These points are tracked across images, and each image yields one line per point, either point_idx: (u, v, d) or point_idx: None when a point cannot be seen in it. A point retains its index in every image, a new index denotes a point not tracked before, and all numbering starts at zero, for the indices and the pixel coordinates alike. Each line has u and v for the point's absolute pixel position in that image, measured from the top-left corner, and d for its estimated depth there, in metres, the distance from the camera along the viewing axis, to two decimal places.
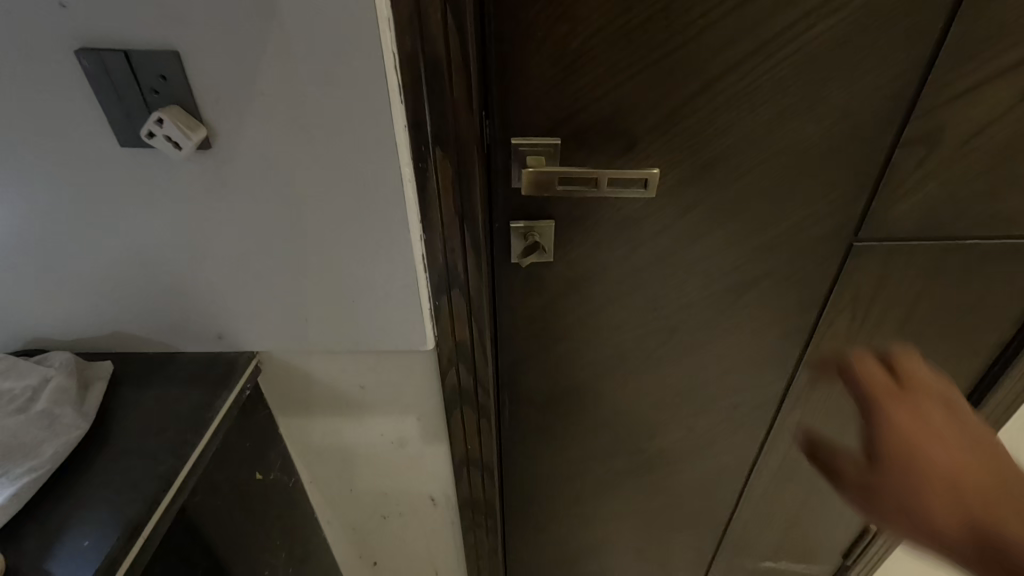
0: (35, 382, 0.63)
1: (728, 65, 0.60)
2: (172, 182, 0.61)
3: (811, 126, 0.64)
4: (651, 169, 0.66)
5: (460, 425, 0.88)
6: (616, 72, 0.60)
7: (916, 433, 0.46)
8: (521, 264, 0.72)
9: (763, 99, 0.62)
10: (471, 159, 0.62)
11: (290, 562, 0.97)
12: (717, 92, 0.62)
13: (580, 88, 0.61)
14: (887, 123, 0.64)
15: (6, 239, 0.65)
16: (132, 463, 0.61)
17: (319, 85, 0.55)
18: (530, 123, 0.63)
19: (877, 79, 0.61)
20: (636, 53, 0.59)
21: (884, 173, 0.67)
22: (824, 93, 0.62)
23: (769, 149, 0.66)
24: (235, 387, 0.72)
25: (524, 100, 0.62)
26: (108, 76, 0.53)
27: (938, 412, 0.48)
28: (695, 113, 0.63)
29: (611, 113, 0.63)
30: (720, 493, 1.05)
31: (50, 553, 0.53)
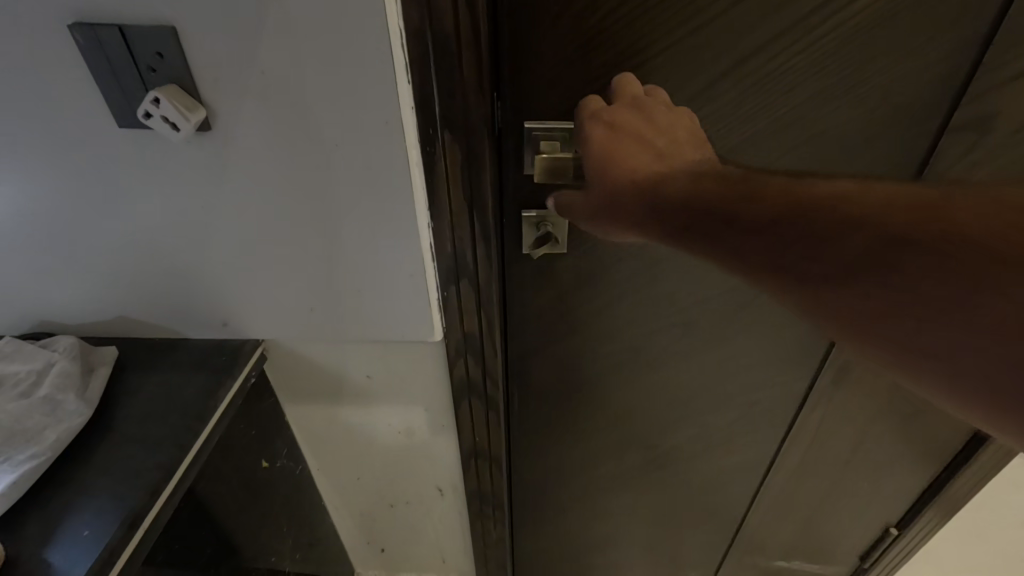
0: (39, 365, 0.63)
1: (759, 43, 0.56)
2: (172, 164, 0.59)
3: (846, 111, 0.60)
4: None
5: (468, 417, 0.87)
6: (635, 50, 0.56)
7: (613, 141, 0.52)
8: (533, 255, 0.69)
9: (794, 81, 0.58)
10: (480, 143, 0.59)
11: (296, 545, 0.97)
12: (745, 73, 0.58)
13: (598, 68, 0.58)
14: (932, 108, 0.60)
15: (9, 222, 0.64)
16: (135, 451, 0.61)
17: (321, 62, 0.52)
18: (544, 106, 0.60)
19: (923, 60, 0.57)
20: (659, 29, 0.55)
21: (927, 160, 0.63)
22: (863, 74, 0.58)
23: (800, 136, 0.62)
24: (240, 374, 0.71)
25: (539, 80, 0.58)
26: (102, 52, 0.51)
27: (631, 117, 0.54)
28: (721, 96, 0.59)
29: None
30: (734, 490, 1.02)
31: (50, 540, 0.52)
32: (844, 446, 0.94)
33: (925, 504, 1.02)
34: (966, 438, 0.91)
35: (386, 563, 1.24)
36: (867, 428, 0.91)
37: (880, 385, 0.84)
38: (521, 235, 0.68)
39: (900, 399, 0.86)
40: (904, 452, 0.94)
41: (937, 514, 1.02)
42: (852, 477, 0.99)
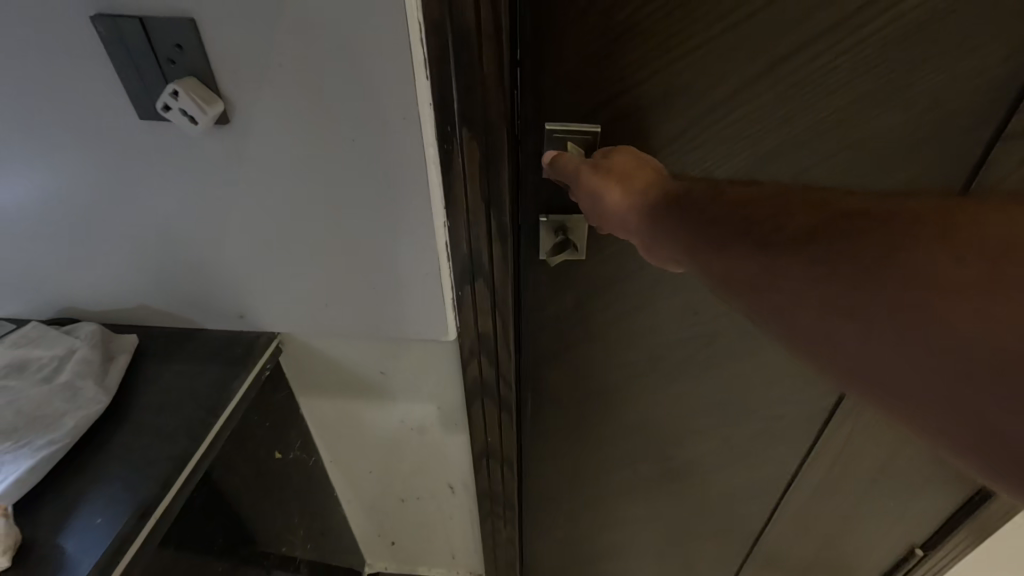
0: (62, 352, 0.64)
1: (798, 46, 0.53)
2: (190, 157, 0.59)
3: (890, 116, 0.57)
4: (705, 160, 0.61)
5: (480, 418, 0.86)
6: (668, 49, 0.54)
7: (633, 171, 0.53)
8: (550, 262, 0.67)
9: (837, 84, 0.55)
10: (499, 143, 0.57)
11: (308, 534, 0.98)
12: (781, 77, 0.55)
13: (625, 67, 0.55)
14: (983, 116, 0.57)
15: (35, 211, 0.65)
16: (149, 441, 0.61)
17: (338, 57, 0.51)
18: (567, 106, 0.58)
19: (975, 63, 0.53)
20: (690, 30, 0.53)
21: (977, 169, 0.61)
22: (909, 78, 0.55)
23: (839, 144, 0.59)
24: (254, 366, 0.72)
25: (563, 79, 0.56)
26: (123, 44, 0.51)
27: (631, 159, 0.55)
28: (755, 101, 0.56)
29: (656, 101, 0.57)
30: (753, 505, 0.99)
31: (63, 525, 0.53)
32: (872, 464, 0.90)
33: (956, 526, 0.97)
34: None
35: (397, 555, 1.25)
36: (897, 447, 0.87)
37: None
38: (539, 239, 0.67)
39: None
40: (936, 472, 0.90)
41: (966, 538, 0.98)
42: (878, 495, 0.95)
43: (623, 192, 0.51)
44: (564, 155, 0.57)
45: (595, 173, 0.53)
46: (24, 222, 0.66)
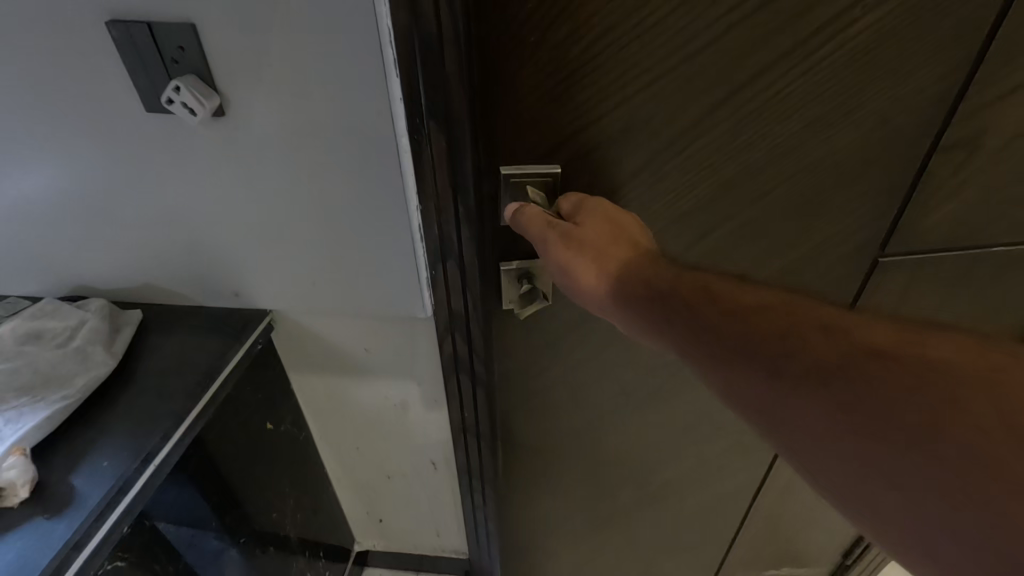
0: (74, 322, 0.71)
1: (756, 70, 0.55)
2: (191, 146, 0.66)
3: (844, 135, 0.60)
4: (671, 176, 0.62)
5: (457, 391, 0.89)
6: (624, 83, 0.56)
7: (608, 247, 0.51)
8: (517, 310, 0.73)
9: (791, 107, 0.58)
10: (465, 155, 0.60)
11: (298, 503, 1.05)
12: (739, 102, 0.57)
13: (584, 103, 0.57)
14: (921, 135, 0.61)
15: (52, 196, 0.72)
16: (150, 400, 0.68)
17: (320, 57, 0.58)
18: (523, 138, 0.60)
19: (920, 83, 0.57)
20: (648, 60, 0.54)
21: (918, 181, 0.64)
22: (860, 99, 0.58)
23: (799, 163, 0.62)
24: (247, 339, 0.79)
25: (522, 112, 0.58)
26: (134, 45, 0.58)
27: (603, 224, 0.53)
28: (716, 127, 0.59)
29: (617, 132, 0.59)
30: (722, 493, 1.04)
31: (76, 466, 0.60)
32: None
33: None
34: None
35: (383, 533, 1.32)
36: None
37: None
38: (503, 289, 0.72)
39: None
40: None
41: None
42: None
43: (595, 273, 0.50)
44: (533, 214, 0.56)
45: (568, 251, 0.52)
46: (43, 207, 0.73)
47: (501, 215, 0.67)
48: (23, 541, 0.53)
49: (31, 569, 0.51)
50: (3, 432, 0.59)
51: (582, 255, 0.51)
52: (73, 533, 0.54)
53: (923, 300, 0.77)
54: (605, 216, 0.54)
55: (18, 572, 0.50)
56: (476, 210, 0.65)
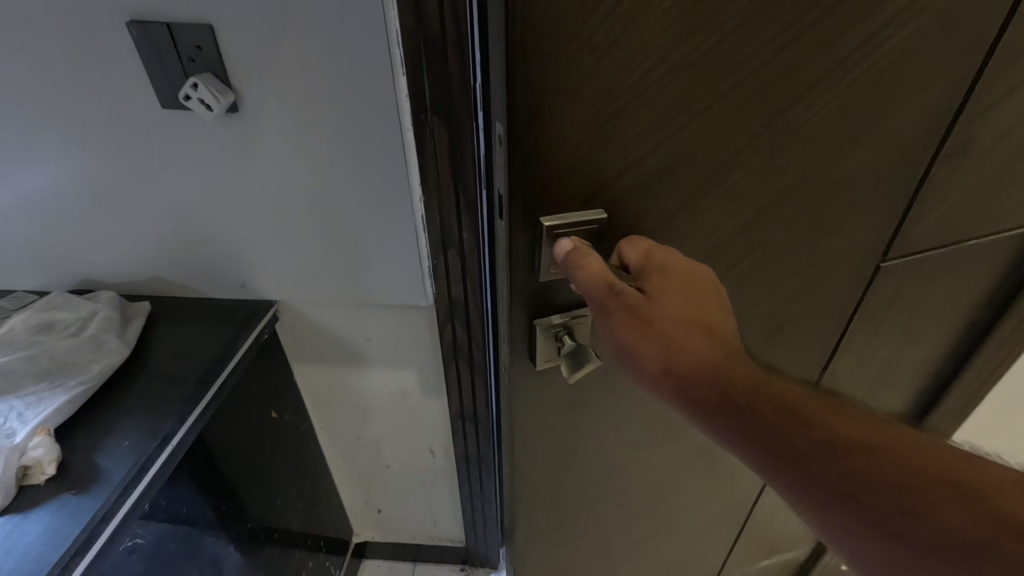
0: (85, 313, 0.74)
1: (799, 94, 0.46)
2: (202, 141, 0.69)
3: (886, 154, 0.54)
4: (689, 219, 0.51)
5: (455, 378, 0.94)
6: (672, 117, 0.44)
7: (680, 332, 0.46)
8: (569, 377, 0.57)
9: (823, 133, 0.50)
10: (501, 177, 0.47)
11: (298, 494, 1.08)
12: (776, 131, 0.48)
13: (621, 147, 0.45)
14: (924, 146, 0.55)
15: (62, 191, 0.74)
16: (163, 385, 0.71)
17: (330, 57, 0.62)
18: (569, 179, 0.46)
19: (936, 95, 0.51)
20: (691, 92, 0.43)
21: (917, 191, 0.58)
22: (883, 117, 0.50)
23: (822, 190, 0.54)
24: (256, 329, 0.82)
25: (565, 148, 0.44)
26: (151, 44, 0.61)
27: (673, 298, 0.46)
28: (749, 160, 0.49)
29: (661, 170, 0.47)
30: (734, 512, 1.01)
31: (98, 446, 0.62)
32: None
33: None
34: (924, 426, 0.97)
35: (381, 523, 1.35)
36: None
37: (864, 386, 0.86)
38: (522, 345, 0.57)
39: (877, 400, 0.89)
40: None
41: None
42: None
43: (663, 362, 0.46)
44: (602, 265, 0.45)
45: (637, 337, 0.46)
46: (55, 202, 0.75)
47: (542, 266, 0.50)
48: (50, 516, 0.55)
49: (62, 540, 0.53)
50: (26, 417, 0.61)
51: (655, 342, 0.46)
52: (99, 508, 0.56)
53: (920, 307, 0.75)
54: (674, 285, 0.47)
55: (48, 543, 0.53)
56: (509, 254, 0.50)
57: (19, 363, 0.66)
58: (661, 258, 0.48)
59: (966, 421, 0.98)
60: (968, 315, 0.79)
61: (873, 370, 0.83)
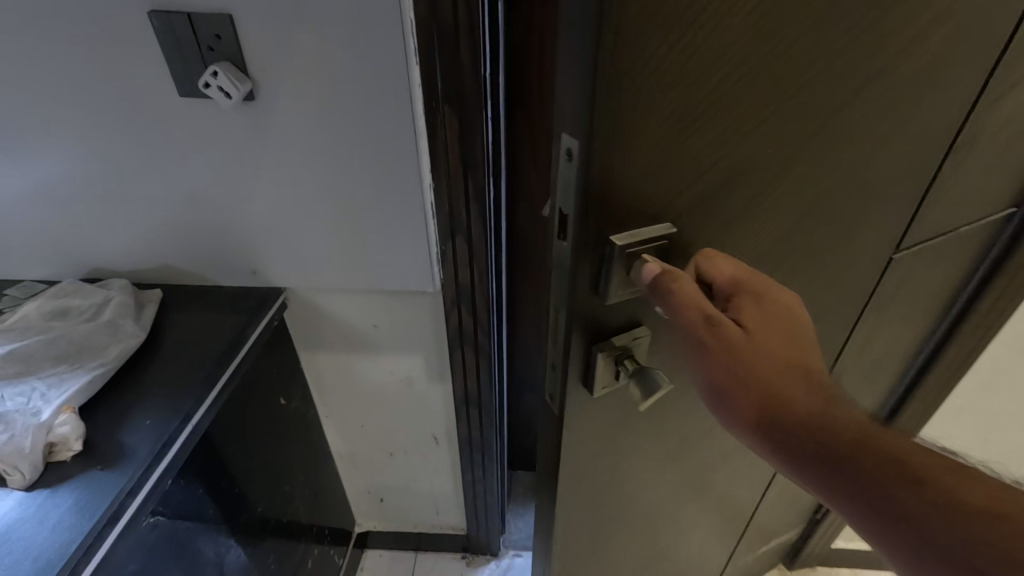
0: (100, 299, 0.75)
1: (850, 95, 0.47)
2: (218, 129, 0.71)
3: (900, 145, 0.56)
4: (746, 224, 0.51)
5: (460, 363, 0.97)
6: (744, 119, 0.43)
7: (774, 367, 0.43)
8: (641, 404, 0.52)
9: (864, 131, 0.51)
10: (570, 196, 0.42)
11: (305, 482, 1.09)
12: (827, 131, 0.49)
13: (696, 157, 0.43)
14: (941, 138, 0.58)
15: (76, 179, 0.76)
16: (179, 366, 0.73)
17: (347, 46, 0.64)
18: (646, 192, 0.42)
19: (957, 90, 0.54)
20: (766, 96, 0.42)
21: (931, 183, 0.62)
22: (911, 113, 0.53)
23: (854, 187, 0.56)
24: (267, 315, 0.84)
25: (647, 159, 0.41)
26: (172, 33, 0.63)
27: (767, 331, 0.44)
28: (803, 161, 0.49)
29: (728, 177, 0.46)
30: (744, 504, 1.02)
31: (120, 424, 0.64)
32: None
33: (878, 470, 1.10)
34: (912, 408, 1.01)
35: (384, 513, 1.37)
36: None
37: (863, 372, 0.88)
38: (576, 374, 0.52)
39: (872, 383, 0.92)
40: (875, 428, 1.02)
41: None
42: None
43: (754, 402, 0.43)
44: (694, 289, 0.44)
45: (729, 370, 0.43)
46: (69, 192, 0.77)
47: (612, 289, 0.46)
48: (78, 491, 0.57)
49: (93, 510, 0.55)
50: (49, 396, 0.62)
51: (748, 377, 0.43)
52: (127, 481, 0.58)
53: (917, 292, 0.79)
54: (765, 316, 0.45)
55: (81, 513, 0.55)
56: (574, 279, 0.45)
57: (38, 346, 0.67)
58: (750, 287, 0.46)
59: (945, 401, 1.04)
60: (946, 298, 0.84)
61: (872, 355, 0.86)
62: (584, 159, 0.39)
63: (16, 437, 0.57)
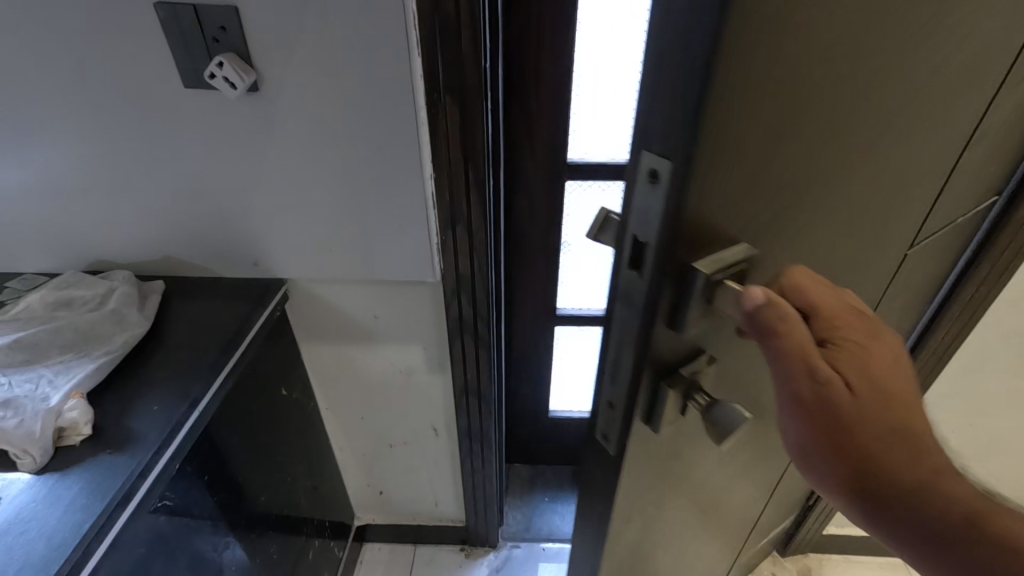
0: (104, 290, 0.76)
1: (905, 97, 0.46)
2: (223, 120, 0.72)
3: (933, 154, 0.56)
4: (808, 235, 0.49)
5: (459, 353, 0.98)
6: (818, 137, 0.42)
7: (878, 432, 0.40)
8: (717, 444, 0.47)
9: (909, 131, 0.50)
10: (653, 224, 0.39)
11: (306, 473, 1.10)
12: (881, 135, 0.47)
13: (774, 171, 0.41)
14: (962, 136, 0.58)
15: (79, 170, 0.76)
16: (185, 354, 0.74)
17: (352, 38, 0.65)
18: (729, 213, 0.40)
19: (983, 89, 0.54)
20: (838, 102, 0.40)
21: (949, 179, 0.62)
22: (949, 110, 0.52)
23: (892, 188, 0.55)
24: (270, 304, 0.85)
25: (735, 180, 0.38)
26: (178, 24, 0.64)
27: (872, 390, 0.40)
28: (858, 167, 0.48)
29: (797, 188, 0.44)
30: (755, 509, 1.00)
31: (130, 409, 0.65)
32: None
33: None
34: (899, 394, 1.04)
35: (383, 505, 1.38)
36: None
37: None
38: (641, 411, 0.48)
39: None
40: None
41: None
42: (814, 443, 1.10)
43: (850, 468, 0.40)
44: (801, 334, 0.40)
45: (827, 430, 0.40)
46: (72, 184, 0.77)
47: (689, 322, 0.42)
48: (88, 474, 0.58)
49: (105, 491, 0.56)
50: (57, 382, 0.63)
51: (847, 440, 0.40)
52: (137, 464, 0.59)
53: (913, 282, 0.80)
54: (868, 372, 0.41)
55: (92, 495, 0.56)
56: (649, 309, 0.42)
57: (44, 335, 0.67)
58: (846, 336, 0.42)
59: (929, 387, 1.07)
60: (931, 286, 0.87)
61: None
62: (676, 188, 0.36)
63: (26, 422, 0.58)
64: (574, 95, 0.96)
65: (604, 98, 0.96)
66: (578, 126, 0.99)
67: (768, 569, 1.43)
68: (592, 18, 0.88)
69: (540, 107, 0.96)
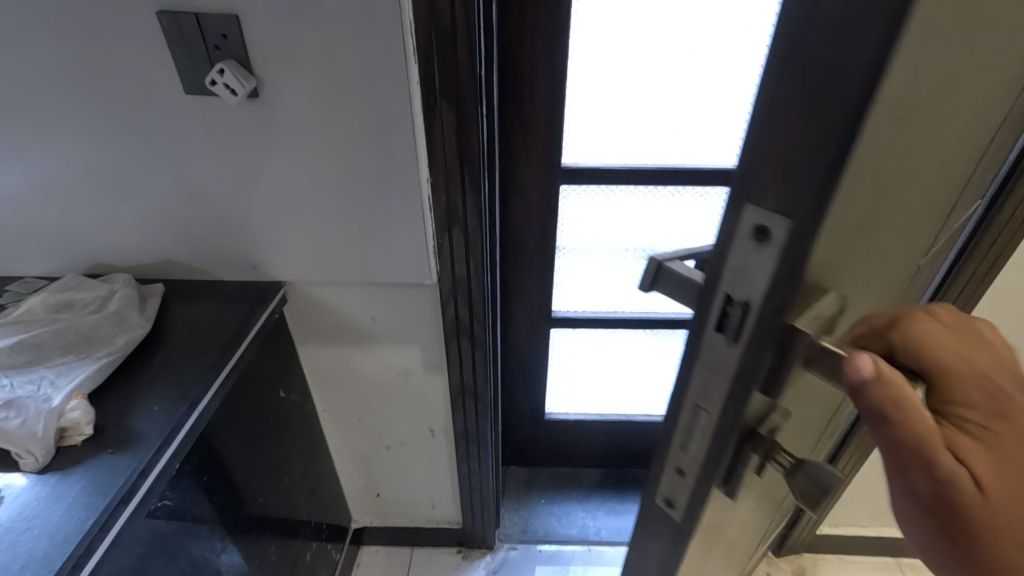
0: (104, 293, 0.77)
1: None
2: (223, 125, 0.73)
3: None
4: (920, 269, 0.43)
5: (456, 354, 0.99)
6: (955, 164, 0.35)
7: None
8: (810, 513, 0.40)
9: None
10: (757, 286, 0.34)
11: (304, 476, 1.11)
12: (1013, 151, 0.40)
13: (905, 205, 0.34)
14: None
15: (81, 175, 0.77)
16: (184, 355, 0.75)
17: (350, 46, 0.67)
18: (852, 260, 0.34)
19: None
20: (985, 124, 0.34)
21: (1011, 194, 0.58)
22: None
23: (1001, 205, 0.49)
24: (269, 306, 0.86)
25: (862, 224, 0.32)
26: (180, 32, 0.66)
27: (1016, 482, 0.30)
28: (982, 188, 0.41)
29: (922, 222, 0.37)
30: None
31: (131, 411, 0.66)
32: None
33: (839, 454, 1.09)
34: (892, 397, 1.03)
35: (381, 508, 1.38)
36: None
37: None
38: (719, 473, 0.42)
39: None
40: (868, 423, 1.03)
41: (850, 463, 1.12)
42: None
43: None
44: (917, 423, 0.31)
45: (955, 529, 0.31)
46: (73, 188, 0.79)
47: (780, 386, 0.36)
48: (89, 474, 0.59)
49: (106, 491, 0.57)
50: (59, 383, 0.64)
51: (986, 547, 0.31)
52: (138, 463, 0.60)
53: None
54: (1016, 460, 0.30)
55: (93, 494, 0.56)
56: (740, 372, 0.37)
57: (45, 337, 0.69)
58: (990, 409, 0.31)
59: None
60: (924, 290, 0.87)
61: None
62: (796, 253, 0.31)
63: (28, 422, 0.59)
64: (567, 100, 0.97)
65: (598, 103, 0.98)
66: (573, 132, 1.01)
67: (764, 569, 1.44)
68: (584, 26, 0.90)
69: (536, 113, 0.98)
